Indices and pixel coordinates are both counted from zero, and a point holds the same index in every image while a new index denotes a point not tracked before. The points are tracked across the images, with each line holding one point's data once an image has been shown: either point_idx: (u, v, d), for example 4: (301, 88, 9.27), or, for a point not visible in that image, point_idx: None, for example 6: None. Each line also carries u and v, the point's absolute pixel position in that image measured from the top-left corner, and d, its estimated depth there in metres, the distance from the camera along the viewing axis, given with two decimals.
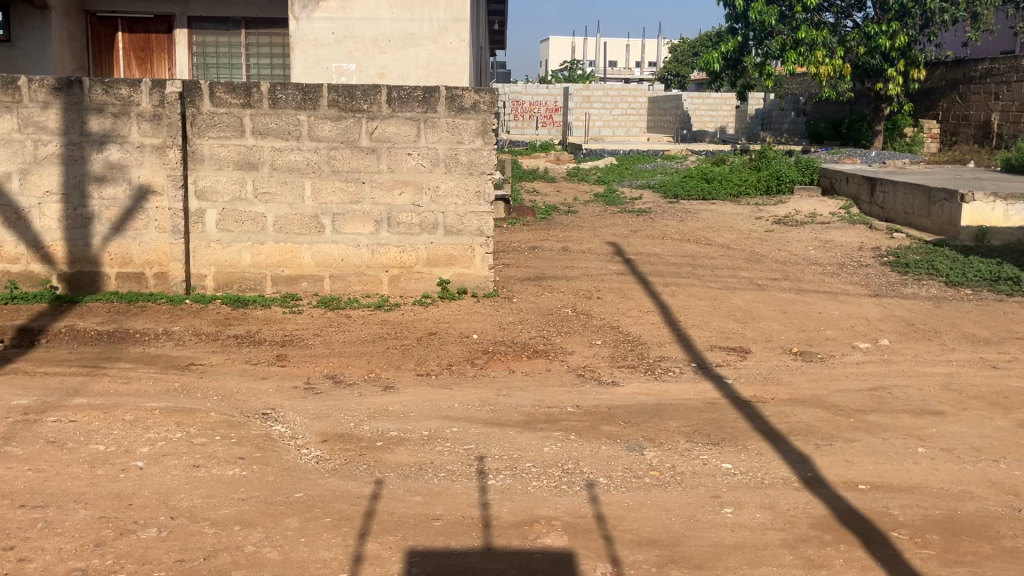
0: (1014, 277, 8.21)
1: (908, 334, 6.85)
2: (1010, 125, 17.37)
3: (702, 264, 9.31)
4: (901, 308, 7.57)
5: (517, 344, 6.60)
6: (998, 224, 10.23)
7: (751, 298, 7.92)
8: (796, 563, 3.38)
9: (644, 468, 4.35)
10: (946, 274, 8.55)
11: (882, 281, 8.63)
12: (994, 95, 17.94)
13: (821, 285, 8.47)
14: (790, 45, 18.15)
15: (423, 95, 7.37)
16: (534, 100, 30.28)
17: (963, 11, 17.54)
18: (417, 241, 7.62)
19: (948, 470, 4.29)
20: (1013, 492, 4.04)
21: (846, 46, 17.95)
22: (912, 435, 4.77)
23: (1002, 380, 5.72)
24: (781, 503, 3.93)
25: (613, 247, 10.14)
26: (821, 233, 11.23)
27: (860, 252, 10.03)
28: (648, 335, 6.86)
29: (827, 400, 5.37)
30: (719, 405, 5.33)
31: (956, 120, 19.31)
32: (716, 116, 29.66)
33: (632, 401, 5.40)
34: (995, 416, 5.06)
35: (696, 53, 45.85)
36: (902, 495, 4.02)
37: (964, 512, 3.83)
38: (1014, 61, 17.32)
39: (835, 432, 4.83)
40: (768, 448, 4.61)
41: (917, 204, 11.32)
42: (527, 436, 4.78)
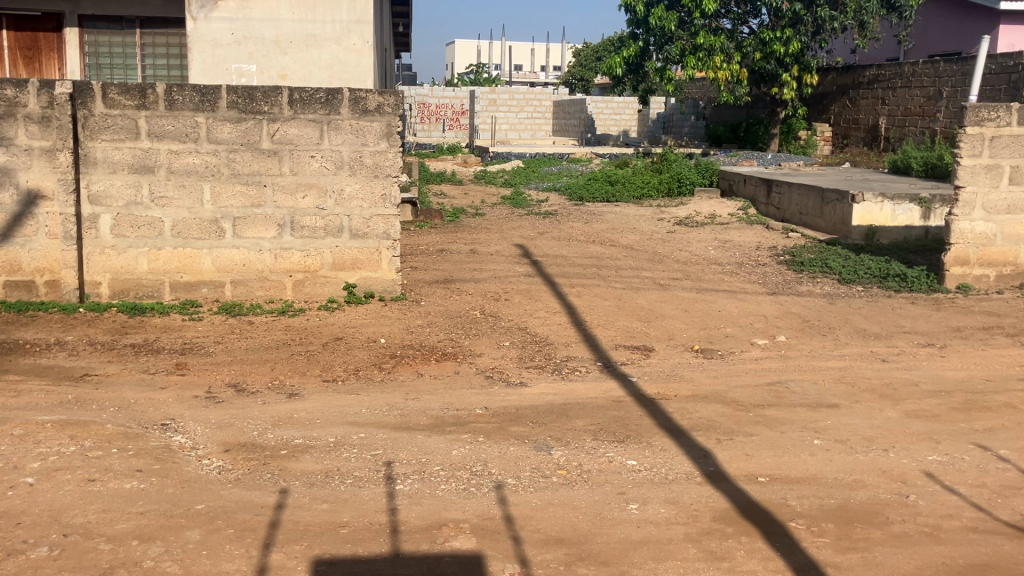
0: (902, 274, 8.57)
1: (804, 331, 7.07)
2: (897, 128, 18.17)
3: (607, 265, 9.44)
4: (797, 305, 7.83)
5: (425, 348, 6.56)
6: (885, 223, 10.68)
7: (655, 298, 8.06)
8: (699, 556, 3.45)
9: (553, 468, 4.39)
10: (839, 272, 8.87)
11: (780, 279, 8.92)
12: (881, 99, 18.69)
13: (721, 283, 8.71)
14: (689, 50, 18.58)
15: (326, 97, 7.27)
16: (440, 103, 30.24)
17: (851, 19, 18.02)
18: (322, 245, 7.51)
19: (842, 461, 4.45)
20: (901, 479, 4.22)
21: (743, 51, 18.59)
22: (809, 428, 4.93)
23: (891, 373, 5.96)
24: (684, 497, 4.01)
25: (521, 249, 10.18)
26: (721, 234, 11.51)
27: (757, 251, 10.35)
28: (556, 336, 6.92)
29: (727, 396, 5.51)
30: (624, 403, 5.41)
31: (847, 123, 20.07)
32: (619, 120, 29.94)
33: (539, 402, 5.44)
34: (885, 407, 5.28)
35: (599, 58, 46.32)
36: (798, 486, 4.15)
37: (856, 500, 3.98)
38: (898, 68, 18.06)
39: (735, 427, 4.96)
40: (671, 443, 4.70)
41: (811, 204, 11.71)
42: (435, 440, 4.77)
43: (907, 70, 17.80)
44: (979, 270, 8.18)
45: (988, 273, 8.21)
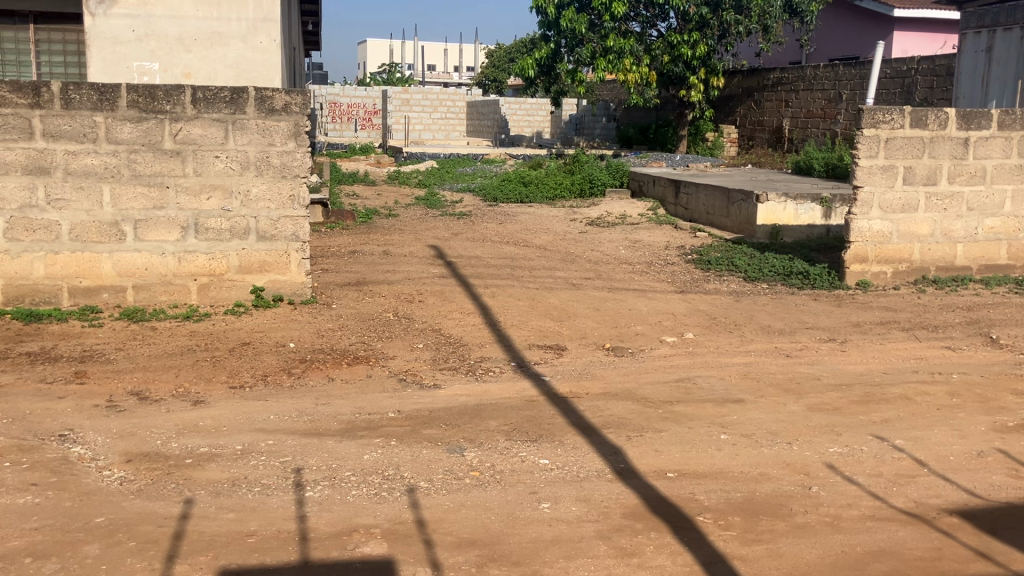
0: (805, 271, 8.82)
1: (711, 328, 7.22)
2: (799, 130, 18.72)
3: (521, 265, 9.48)
4: (705, 303, 7.99)
5: (336, 351, 6.47)
6: (789, 222, 10.99)
7: (567, 297, 8.12)
8: (609, 553, 3.49)
9: (465, 469, 4.37)
10: (745, 270, 9.09)
11: (689, 278, 9.09)
12: (784, 102, 19.23)
13: (632, 283, 8.82)
14: (599, 53, 18.83)
15: (231, 96, 7.12)
16: (352, 102, 29.93)
17: (755, 23, 18.51)
18: (228, 248, 7.32)
19: (747, 455, 4.56)
20: (804, 471, 4.34)
21: (651, 54, 18.91)
22: (716, 423, 5.03)
23: (794, 367, 6.14)
24: (596, 495, 4.05)
25: (434, 250, 10.14)
26: (632, 234, 11.67)
27: (667, 251, 10.54)
28: (469, 337, 6.91)
29: (637, 393, 5.59)
30: (537, 402, 5.44)
31: (752, 125, 20.60)
32: (533, 121, 29.95)
33: (452, 403, 5.42)
34: (789, 401, 5.42)
35: (512, 59, 46.45)
36: (706, 480, 4.23)
37: (762, 493, 4.08)
38: (800, 71, 18.61)
39: (645, 423, 5.03)
40: (582, 442, 4.74)
41: (718, 205, 11.98)
42: (345, 445, 4.70)
43: (808, 74, 18.35)
44: (877, 267, 8.48)
45: (885, 270, 8.52)
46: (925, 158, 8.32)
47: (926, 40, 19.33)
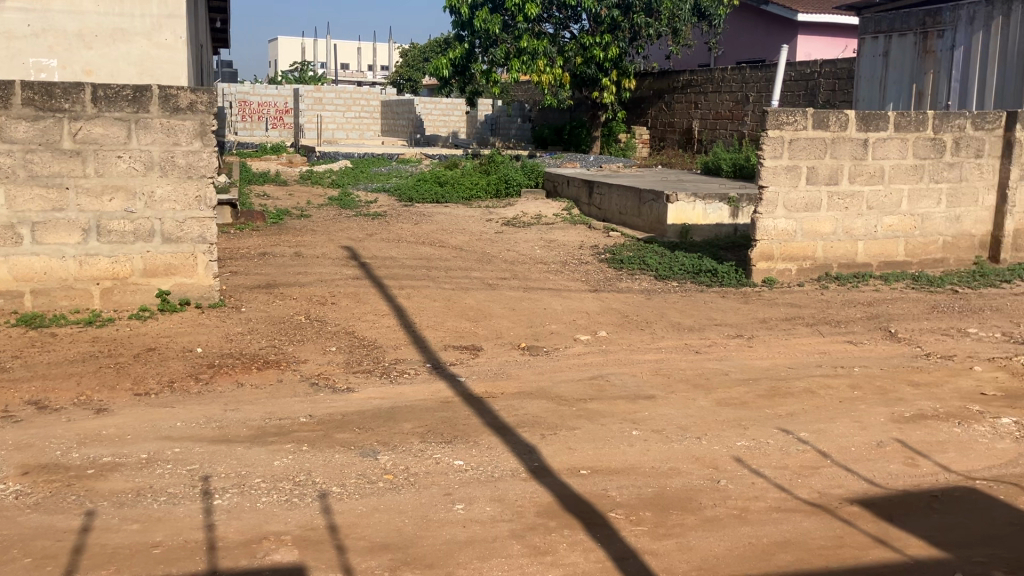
0: (713, 269, 9.02)
1: (624, 326, 7.32)
2: (708, 131, 19.13)
3: (435, 265, 9.45)
4: (617, 301, 8.09)
5: (246, 356, 6.34)
6: (698, 221, 11.22)
7: (482, 297, 8.13)
8: (523, 552, 3.50)
9: (379, 473, 4.33)
10: (656, 269, 9.24)
11: (602, 277, 9.19)
12: (694, 104, 19.63)
13: (547, 282, 8.88)
14: (513, 54, 18.86)
15: (133, 94, 6.92)
16: (263, 101, 29.39)
17: (665, 26, 18.87)
18: (131, 250, 7.10)
19: (658, 450, 4.63)
20: (713, 465, 4.43)
21: (564, 56, 19.07)
22: (628, 420, 5.10)
23: (704, 363, 6.26)
24: (510, 494, 4.06)
25: (348, 251, 10.02)
26: (547, 234, 11.75)
27: (581, 250, 10.64)
28: (383, 339, 6.85)
29: (551, 392, 5.62)
30: (452, 403, 5.42)
31: (663, 126, 20.98)
32: (448, 122, 29.98)
33: (366, 406, 5.36)
34: (699, 396, 5.53)
35: (426, 59, 46.22)
36: (618, 477, 4.28)
37: (672, 487, 4.15)
38: (708, 74, 19.02)
39: (559, 421, 5.06)
40: (497, 441, 4.74)
41: (630, 204, 12.15)
42: (255, 451, 4.61)
43: (716, 76, 18.77)
44: (782, 264, 8.72)
45: (790, 267, 8.76)
46: (827, 159, 8.58)
47: (825, 43, 20.02)
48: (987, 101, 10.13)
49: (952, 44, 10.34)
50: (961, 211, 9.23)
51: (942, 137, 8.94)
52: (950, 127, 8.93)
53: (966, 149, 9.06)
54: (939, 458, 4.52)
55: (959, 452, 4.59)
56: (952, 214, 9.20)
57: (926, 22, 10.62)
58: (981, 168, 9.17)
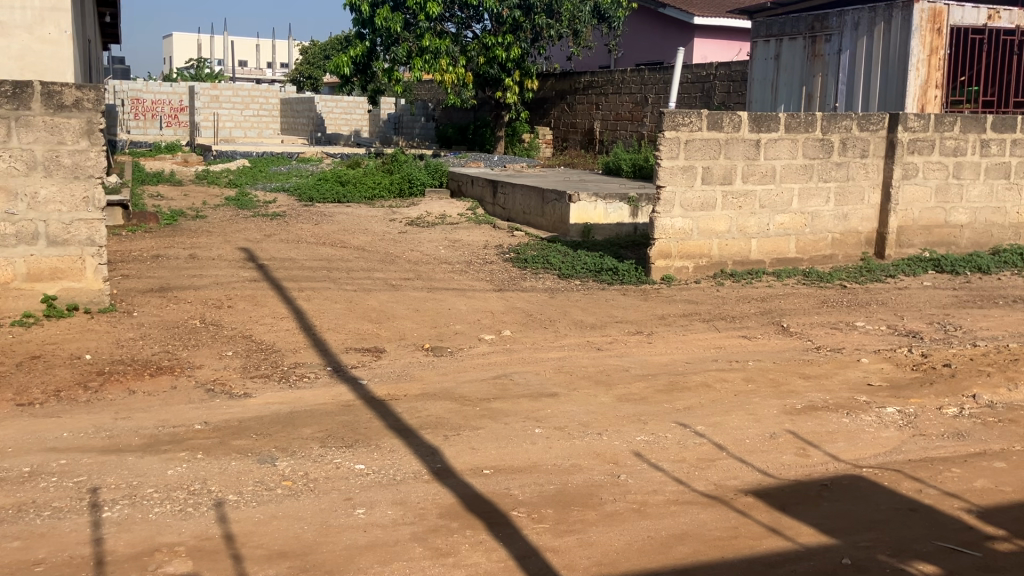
0: (614, 267, 9.14)
1: (527, 325, 7.35)
2: (609, 132, 19.40)
3: (336, 266, 9.31)
4: (521, 300, 8.13)
5: (138, 362, 6.12)
6: (600, 221, 11.36)
7: (385, 298, 8.04)
8: (424, 554, 3.47)
9: (277, 479, 4.24)
10: (559, 268, 9.32)
11: (505, 276, 9.22)
12: (595, 105, 19.87)
13: (450, 282, 8.85)
14: (416, 53, 18.70)
15: (13, 90, 6.61)
16: (156, 99, 28.46)
17: (566, 27, 19.08)
18: (13, 254, 6.78)
19: (561, 448, 4.66)
20: (614, 460, 4.49)
21: (467, 56, 19.07)
22: (530, 418, 5.12)
23: (606, 360, 6.34)
24: (412, 497, 4.02)
25: (246, 253, 9.78)
26: (450, 234, 11.71)
27: (484, 250, 10.64)
28: (283, 342, 6.71)
29: (455, 392, 5.60)
30: (353, 407, 5.34)
31: (565, 127, 21.18)
32: (350, 120, 29.65)
33: (264, 412, 5.24)
34: (601, 393, 5.59)
35: (327, 56, 45.51)
36: (521, 475, 4.29)
37: (574, 484, 4.18)
38: (609, 75, 19.28)
39: (462, 422, 5.05)
40: (399, 444, 4.70)
41: (533, 204, 12.22)
42: (147, 460, 4.45)
43: (616, 78, 19.04)
44: (680, 262, 8.91)
45: (687, 265, 8.95)
46: (722, 159, 8.80)
47: (721, 47, 20.52)
48: (872, 103, 10.53)
49: (838, 48, 10.71)
50: (848, 209, 9.58)
51: (830, 138, 9.26)
52: (837, 128, 9.26)
53: (852, 149, 9.41)
54: (829, 448, 4.68)
55: (848, 441, 4.77)
56: (840, 212, 9.54)
57: (815, 27, 10.93)
58: (866, 167, 9.54)
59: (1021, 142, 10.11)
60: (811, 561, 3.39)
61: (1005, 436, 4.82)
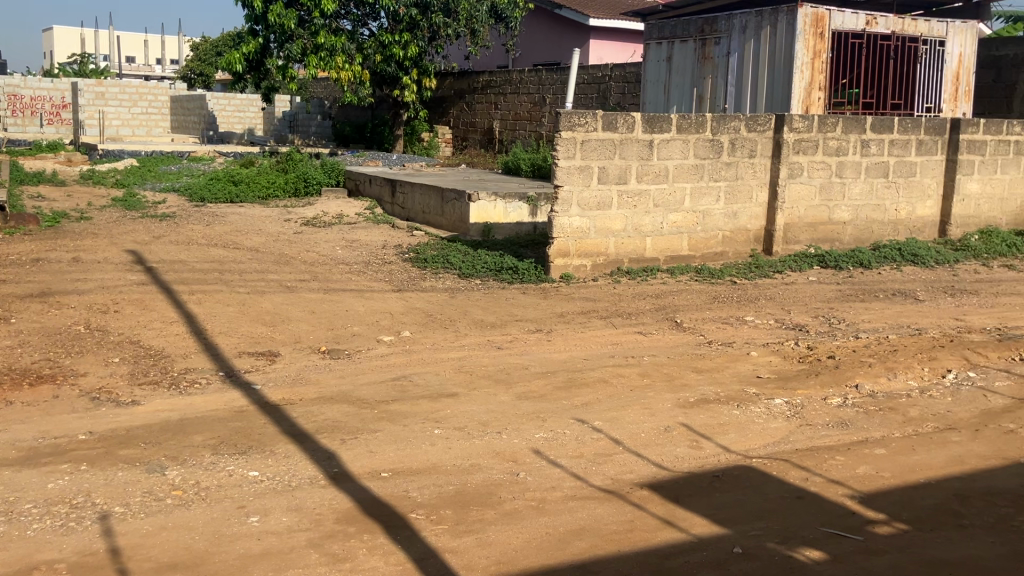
0: (513, 266, 9.19)
1: (426, 325, 7.31)
2: (508, 131, 19.48)
3: (230, 269, 9.07)
4: (420, 300, 8.08)
5: (16, 371, 5.83)
6: (499, 220, 11.39)
7: (280, 300, 7.88)
8: (321, 561, 3.41)
9: (167, 489, 4.10)
10: (459, 267, 9.30)
11: (404, 277, 9.15)
12: (494, 104, 19.93)
13: (348, 283, 8.73)
14: (310, 50, 18.21)
15: None
16: (36, 95, 27.18)
17: (463, 26, 19.14)
18: None
19: (460, 448, 4.65)
20: (513, 459, 4.50)
21: (364, 53, 18.79)
22: (429, 419, 5.09)
23: (505, 359, 6.36)
24: (307, 502, 3.95)
25: (133, 256, 9.43)
26: (348, 234, 11.56)
27: (382, 250, 10.53)
28: (173, 348, 6.49)
29: (352, 395, 5.53)
30: (247, 412, 5.21)
31: (464, 126, 21.18)
32: (243, 118, 29.00)
33: (153, 420, 5.06)
34: (500, 392, 5.61)
35: (219, 53, 44.29)
36: (419, 477, 4.26)
37: (473, 484, 4.18)
38: (507, 75, 19.36)
39: (360, 425, 4.98)
40: (294, 449, 4.61)
41: (432, 204, 12.17)
42: (26, 474, 4.24)
43: (514, 78, 19.13)
44: (577, 261, 9.01)
45: (585, 264, 9.06)
46: (616, 159, 8.94)
47: (616, 48, 20.88)
48: (759, 103, 10.85)
49: (727, 51, 11.04)
50: (738, 207, 9.86)
51: (720, 138, 9.52)
52: (726, 129, 9.53)
53: (741, 149, 9.69)
54: (721, 439, 4.81)
55: (738, 432, 4.90)
56: (730, 211, 9.81)
57: (705, 30, 11.27)
58: (754, 167, 9.84)
59: (898, 143, 10.59)
60: (704, 551, 3.47)
61: (885, 423, 5.04)
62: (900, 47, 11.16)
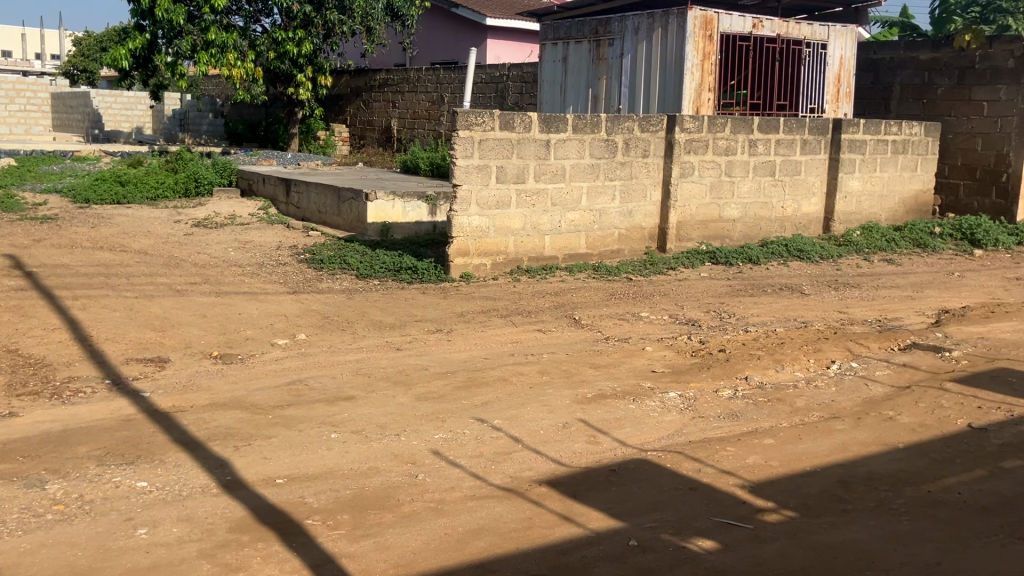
0: (412, 266, 9.13)
1: (323, 327, 7.20)
2: (407, 130, 19.36)
3: (116, 272, 8.74)
4: (316, 302, 7.95)
5: None
6: (398, 220, 11.31)
7: (170, 305, 7.63)
8: (213, 571, 3.32)
9: (48, 504, 3.92)
10: (356, 268, 9.19)
11: (300, 278, 8.99)
12: (391, 103, 19.77)
13: (241, 286, 8.52)
14: (201, 46, 17.77)
15: None
16: None
17: (359, 24, 18.89)
18: None
19: (357, 451, 4.59)
20: (411, 461, 4.47)
21: (256, 50, 18.36)
22: (326, 423, 5.01)
23: (403, 360, 6.31)
24: (198, 512, 3.83)
25: (11, 260, 8.99)
26: (241, 235, 11.30)
27: (278, 251, 10.32)
28: (54, 356, 6.21)
29: (246, 400, 5.40)
30: (134, 421, 5.03)
31: (362, 125, 20.95)
32: (130, 116, 28.02)
33: (33, 432, 4.84)
34: (398, 393, 5.57)
35: (103, 49, 42.66)
36: (315, 482, 4.19)
37: (371, 487, 4.13)
38: (404, 74, 19.24)
39: (254, 431, 4.87)
40: (184, 458, 4.47)
41: (329, 204, 12.00)
42: None
43: (412, 77, 19.03)
44: (477, 260, 9.02)
45: (484, 263, 9.08)
46: (514, 158, 8.98)
47: (513, 49, 21.01)
48: (652, 104, 11.06)
49: (621, 52, 11.23)
50: (632, 206, 10.03)
51: (614, 138, 9.67)
52: (620, 129, 9.68)
53: (635, 149, 9.86)
54: (618, 434, 4.88)
55: (634, 426, 4.99)
56: (625, 209, 9.98)
57: (598, 31, 11.43)
58: (648, 166, 10.03)
59: (783, 142, 10.96)
60: (600, 545, 3.52)
61: (773, 414, 5.20)
62: (784, 50, 11.54)
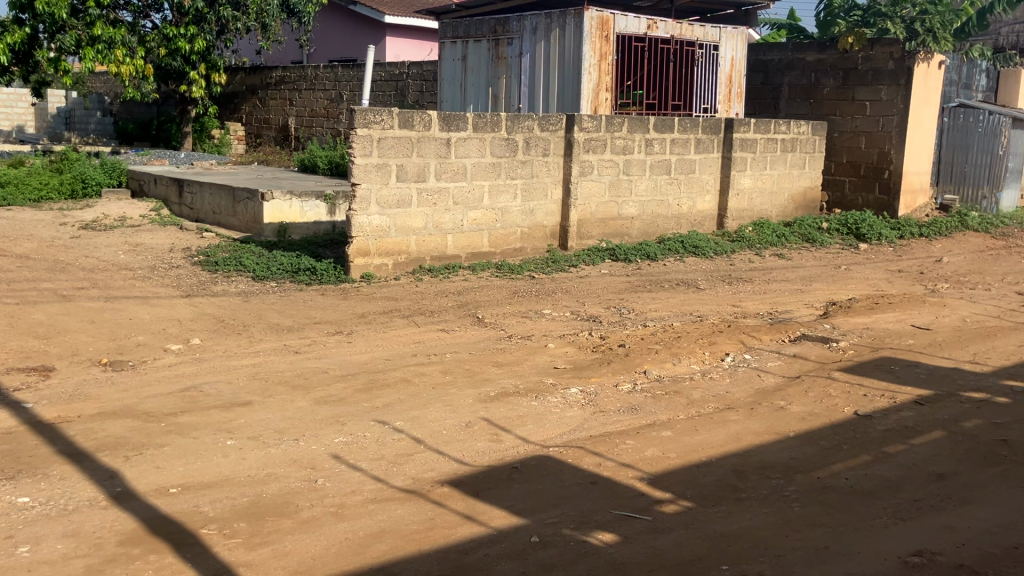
0: (311, 267, 8.98)
1: (218, 331, 7.01)
2: (305, 128, 19.05)
3: None
4: (211, 306, 7.73)
5: None
6: (295, 220, 11.11)
7: (54, 311, 7.31)
8: None
9: None
10: (252, 270, 8.98)
11: (193, 281, 8.73)
12: (288, 101, 19.40)
13: (131, 290, 8.23)
14: (85, 42, 16.73)
15: None
16: None
17: (253, 20, 18.53)
18: None
19: (254, 458, 4.49)
20: (311, 465, 4.40)
21: (146, 46, 17.83)
22: (221, 430, 4.88)
23: (302, 363, 6.20)
24: (86, 527, 3.69)
25: None
26: (131, 237, 10.91)
27: (170, 254, 10.00)
28: None
29: (137, 409, 5.21)
30: (15, 434, 4.80)
31: (258, 123, 20.50)
32: (10, 114, 26.74)
33: None
34: (297, 397, 5.47)
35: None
36: (210, 491, 4.08)
37: (269, 494, 4.05)
38: (302, 71, 18.92)
39: (145, 440, 4.71)
40: (70, 471, 4.29)
41: (223, 204, 11.70)
42: None
43: (309, 74, 18.72)
44: (378, 260, 8.93)
45: (385, 263, 9.00)
46: (413, 157, 8.92)
47: (413, 47, 20.86)
48: (551, 103, 11.16)
49: (519, 51, 11.28)
50: (534, 204, 10.09)
51: (514, 137, 9.71)
52: (520, 128, 9.73)
53: (535, 148, 9.92)
54: (519, 431, 4.91)
55: (536, 423, 5.02)
56: (526, 208, 10.04)
57: (497, 30, 11.47)
58: (548, 165, 10.10)
59: (678, 141, 11.20)
60: (502, 543, 3.53)
61: (671, 407, 5.31)
62: (678, 51, 11.80)
